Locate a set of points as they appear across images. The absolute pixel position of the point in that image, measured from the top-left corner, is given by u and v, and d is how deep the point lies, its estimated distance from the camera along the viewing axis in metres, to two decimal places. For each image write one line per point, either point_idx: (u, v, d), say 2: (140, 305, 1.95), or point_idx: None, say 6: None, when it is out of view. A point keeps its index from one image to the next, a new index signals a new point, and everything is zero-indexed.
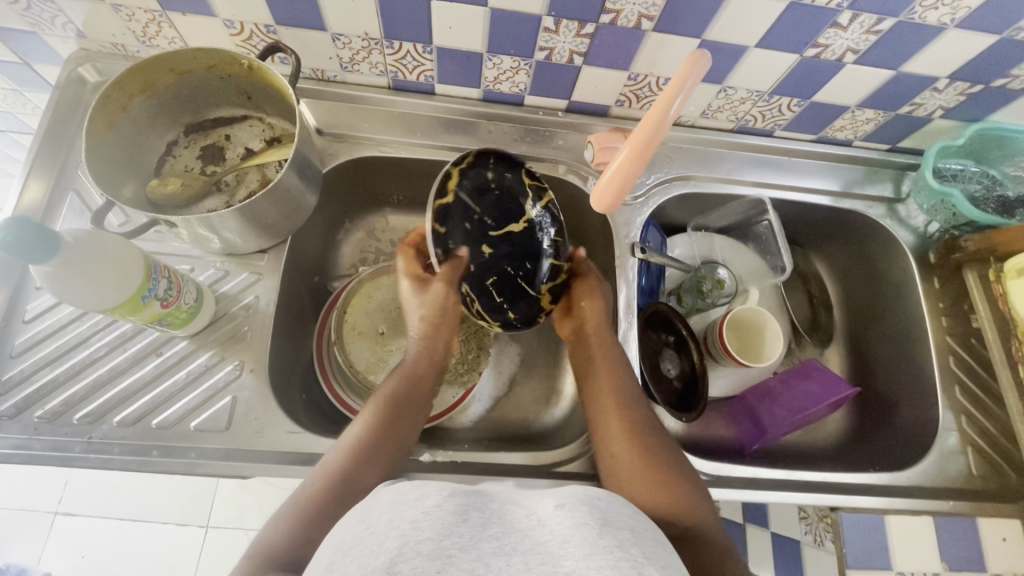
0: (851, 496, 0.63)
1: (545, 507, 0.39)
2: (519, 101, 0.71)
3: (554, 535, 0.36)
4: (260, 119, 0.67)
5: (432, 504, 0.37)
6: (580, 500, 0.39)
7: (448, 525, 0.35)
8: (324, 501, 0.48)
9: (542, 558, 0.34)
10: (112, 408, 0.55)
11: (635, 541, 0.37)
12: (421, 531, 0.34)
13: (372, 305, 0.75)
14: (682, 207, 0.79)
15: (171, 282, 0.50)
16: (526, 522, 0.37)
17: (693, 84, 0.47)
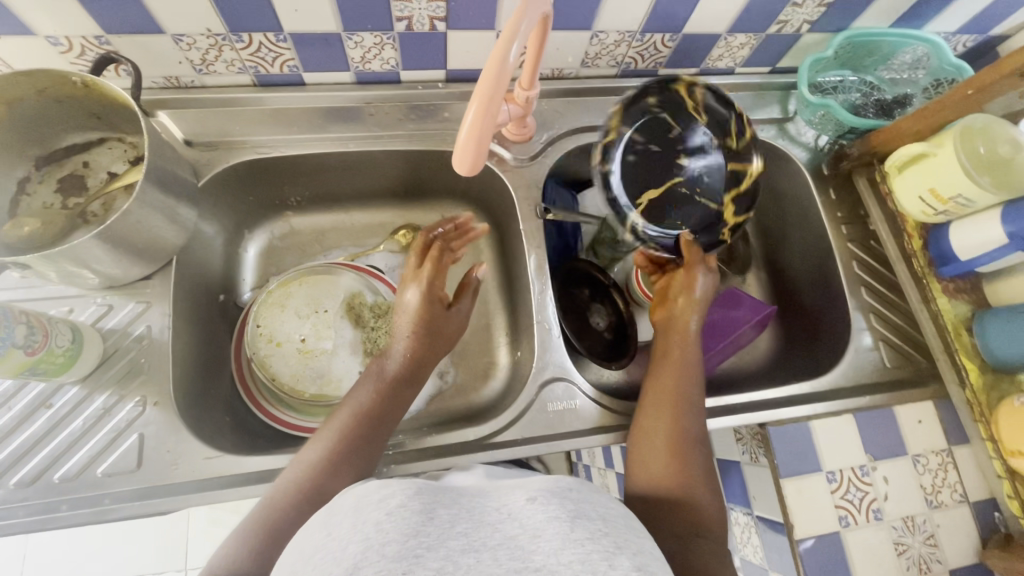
0: (774, 411, 0.66)
1: (516, 501, 0.40)
2: (395, 79, 0.68)
3: (525, 529, 0.37)
4: (120, 140, 0.63)
5: (396, 504, 0.37)
6: (552, 493, 0.40)
7: (414, 524, 0.36)
8: (288, 505, 0.48)
9: (513, 553, 0.35)
10: (6, 470, 0.52)
11: (607, 529, 0.39)
12: (386, 533, 0.35)
13: (286, 314, 0.72)
14: (583, 160, 0.78)
15: (32, 327, 0.46)
16: (497, 516, 0.39)
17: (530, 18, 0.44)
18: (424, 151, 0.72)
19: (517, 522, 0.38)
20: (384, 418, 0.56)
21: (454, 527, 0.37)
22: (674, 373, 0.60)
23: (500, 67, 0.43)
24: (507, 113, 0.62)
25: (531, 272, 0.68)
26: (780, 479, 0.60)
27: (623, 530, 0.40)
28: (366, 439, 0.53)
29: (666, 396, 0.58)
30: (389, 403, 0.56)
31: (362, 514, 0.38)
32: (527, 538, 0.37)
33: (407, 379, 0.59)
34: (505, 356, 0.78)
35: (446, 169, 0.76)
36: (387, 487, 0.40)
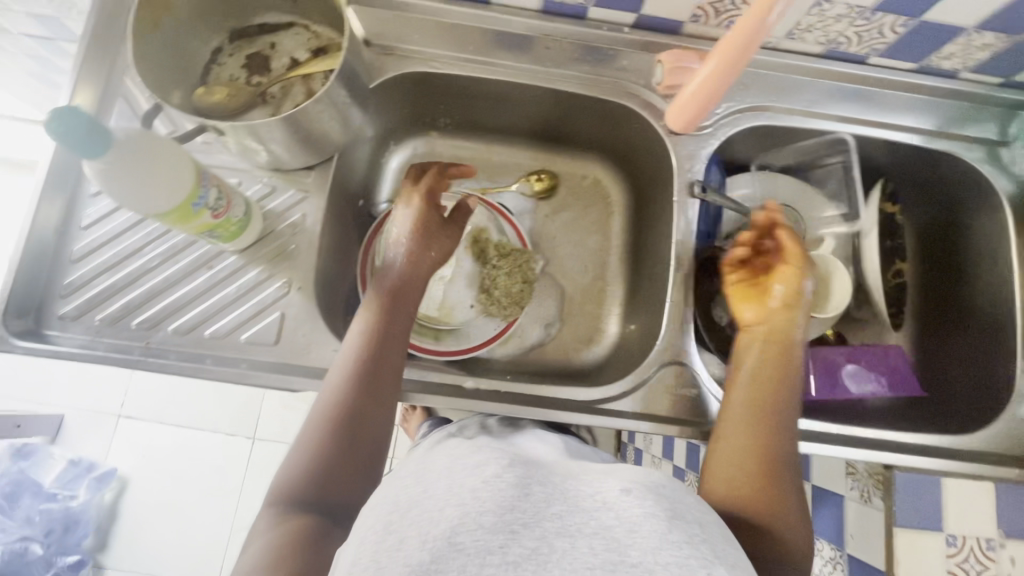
0: (901, 455, 0.61)
1: (611, 490, 0.38)
2: (582, 14, 0.64)
3: (621, 521, 0.35)
4: (306, 27, 0.63)
5: (493, 475, 0.37)
6: (648, 488, 0.38)
7: (511, 499, 0.36)
8: (329, 440, 0.50)
9: (608, 543, 0.34)
10: (168, 315, 0.57)
11: (704, 534, 0.36)
12: (483, 501, 0.35)
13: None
14: (751, 141, 0.72)
15: (221, 192, 0.49)
16: (592, 502, 0.37)
17: None
18: (592, 99, 0.68)
19: (611, 513, 0.36)
20: (390, 347, 0.55)
21: (548, 503, 0.36)
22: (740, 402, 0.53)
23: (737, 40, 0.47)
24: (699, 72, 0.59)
25: (678, 249, 0.65)
26: (895, 526, 0.57)
27: (717, 539, 0.37)
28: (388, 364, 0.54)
29: (746, 426, 0.52)
30: (400, 330, 0.56)
31: (457, 480, 0.37)
32: (623, 533, 0.34)
33: (395, 308, 0.56)
34: (614, 325, 0.77)
35: (605, 124, 0.72)
36: (483, 457, 0.39)
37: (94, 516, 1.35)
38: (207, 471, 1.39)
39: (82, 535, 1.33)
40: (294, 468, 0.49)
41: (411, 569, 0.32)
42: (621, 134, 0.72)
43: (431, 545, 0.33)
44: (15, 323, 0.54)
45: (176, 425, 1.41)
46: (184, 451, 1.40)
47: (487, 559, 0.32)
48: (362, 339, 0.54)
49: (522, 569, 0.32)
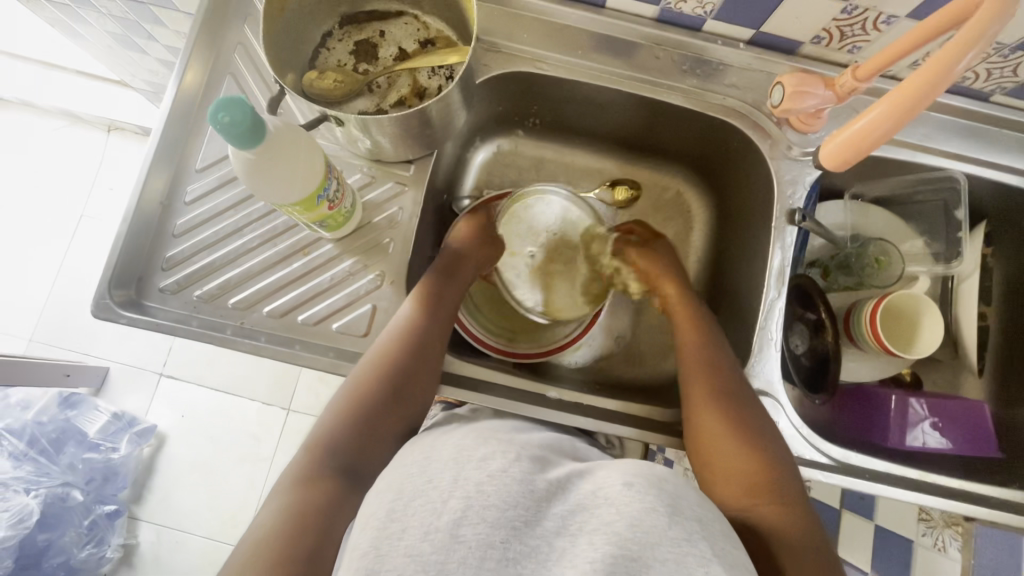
0: (990, 509, 0.59)
1: (612, 486, 0.40)
2: (698, 26, 0.62)
3: (622, 516, 0.37)
4: (416, 18, 0.63)
5: (497, 470, 0.40)
6: (649, 483, 0.40)
7: (516, 495, 0.38)
8: (352, 413, 0.50)
9: (615, 537, 0.36)
10: (263, 299, 0.57)
11: (704, 532, 0.38)
12: (487, 495, 0.38)
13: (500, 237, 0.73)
14: (852, 169, 0.70)
15: (338, 185, 0.49)
16: (593, 503, 0.40)
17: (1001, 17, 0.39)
18: (696, 114, 0.66)
19: (613, 510, 0.38)
20: (442, 334, 0.57)
21: (551, 504, 0.39)
22: (697, 394, 0.56)
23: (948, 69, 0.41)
24: (819, 100, 0.56)
25: (772, 274, 0.63)
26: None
27: (718, 537, 0.38)
28: (421, 348, 0.55)
29: (709, 417, 0.54)
30: (438, 316, 0.57)
31: (463, 471, 0.41)
32: (630, 528, 0.37)
33: (444, 297, 0.59)
34: None
35: (704, 139, 0.70)
36: (489, 453, 0.43)
37: (132, 468, 1.38)
38: (242, 436, 1.41)
39: (120, 486, 1.37)
40: (318, 437, 0.49)
41: (413, 559, 0.34)
42: (716, 150, 0.71)
43: (434, 536, 0.35)
44: (118, 294, 0.55)
45: (215, 389, 1.44)
46: (221, 414, 1.43)
47: (488, 552, 0.35)
48: (409, 327, 0.55)
49: (522, 565, 0.35)
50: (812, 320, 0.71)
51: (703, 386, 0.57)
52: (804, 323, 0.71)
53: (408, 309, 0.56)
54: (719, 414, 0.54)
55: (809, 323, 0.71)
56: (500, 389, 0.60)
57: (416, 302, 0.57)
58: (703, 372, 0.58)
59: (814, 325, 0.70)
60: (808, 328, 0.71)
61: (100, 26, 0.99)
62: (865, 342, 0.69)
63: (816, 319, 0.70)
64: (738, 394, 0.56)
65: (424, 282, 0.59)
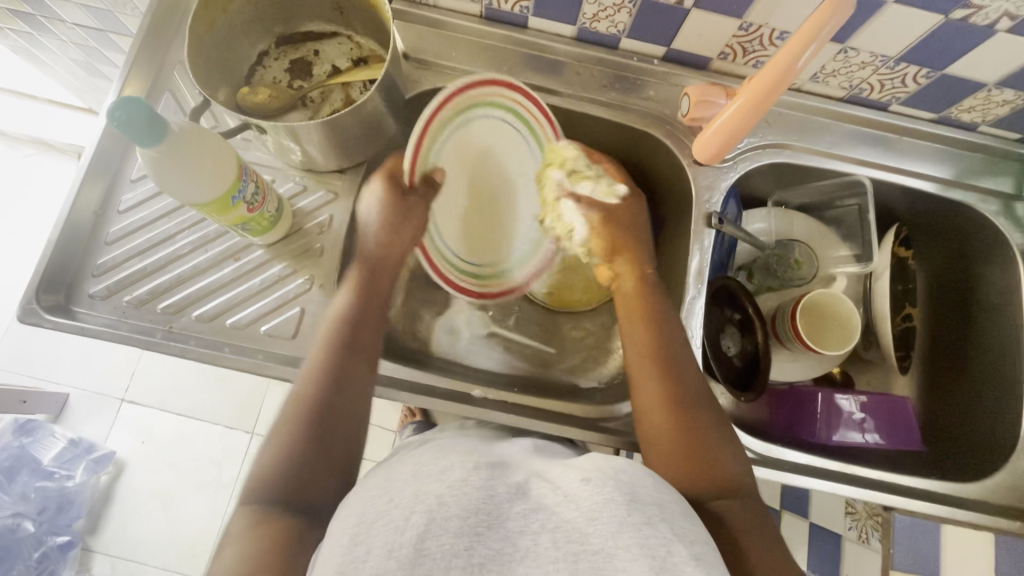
0: (908, 500, 0.61)
1: (572, 483, 0.40)
2: (614, 44, 0.67)
3: (583, 512, 0.37)
4: (349, 37, 0.66)
5: (458, 481, 0.39)
6: (606, 476, 0.39)
7: (476, 502, 0.37)
8: (301, 412, 0.47)
9: (568, 535, 0.36)
10: (192, 303, 0.59)
11: (665, 516, 0.38)
12: (450, 507, 0.36)
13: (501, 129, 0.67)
14: (771, 177, 0.74)
15: (258, 188, 0.51)
16: (552, 498, 0.39)
17: (830, 28, 0.46)
18: (619, 126, 0.70)
19: (573, 506, 0.37)
20: (376, 310, 0.55)
21: (511, 503, 0.38)
22: (638, 375, 0.54)
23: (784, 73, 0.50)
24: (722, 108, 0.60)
25: (691, 274, 0.66)
26: None
27: (679, 519, 0.38)
28: (354, 339, 0.52)
29: (651, 397, 0.53)
30: (374, 298, 0.55)
31: (423, 486, 0.39)
32: (583, 521, 0.36)
33: (379, 285, 0.56)
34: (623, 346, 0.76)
35: (627, 152, 0.74)
36: (446, 462, 0.42)
37: (88, 498, 1.34)
38: (204, 461, 1.38)
39: (74, 516, 1.32)
40: (277, 437, 0.46)
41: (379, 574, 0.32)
42: (642, 161, 0.74)
43: (397, 555, 0.33)
44: (45, 298, 0.56)
45: (177, 413, 1.41)
46: (182, 438, 1.40)
47: (452, 563, 0.33)
48: (338, 322, 0.53)
49: (487, 569, 0.34)
50: (739, 320, 0.73)
51: (647, 364, 0.54)
52: (734, 324, 0.73)
53: (339, 302, 0.54)
54: (661, 392, 0.52)
55: (738, 323, 0.73)
56: (426, 388, 0.61)
57: (348, 297, 0.54)
58: (651, 351, 0.55)
59: (742, 324, 0.72)
60: (738, 328, 0.73)
61: (63, 53, 1.02)
62: (790, 340, 0.72)
63: (743, 318, 0.72)
64: (679, 369, 0.54)
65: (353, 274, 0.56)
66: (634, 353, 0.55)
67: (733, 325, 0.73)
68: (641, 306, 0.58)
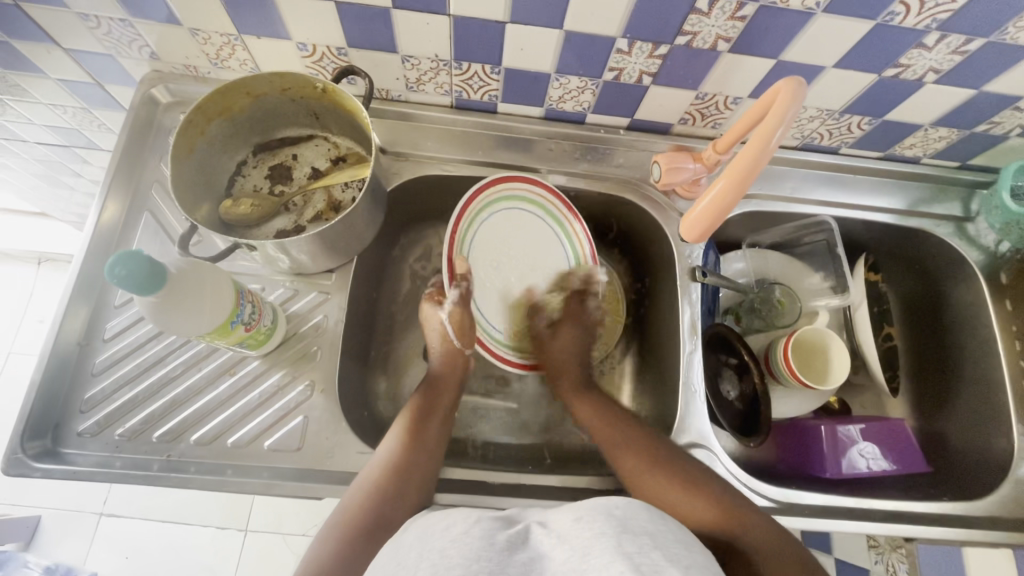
0: (926, 526, 0.62)
1: (564, 522, 0.42)
2: (581, 119, 0.70)
3: (575, 548, 0.39)
4: (326, 139, 0.67)
5: (458, 537, 0.41)
6: (597, 510, 0.41)
7: (477, 552, 0.39)
8: (358, 521, 0.50)
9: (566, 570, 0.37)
10: (190, 427, 0.57)
11: (656, 543, 0.39)
12: (451, 559, 0.38)
13: (516, 216, 0.73)
14: (743, 224, 0.77)
15: (254, 307, 0.51)
16: (548, 542, 0.41)
17: (791, 115, 0.47)
18: (594, 192, 0.73)
19: (564, 545, 0.39)
20: (428, 449, 0.57)
21: (513, 554, 0.39)
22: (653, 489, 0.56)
23: (758, 156, 0.50)
24: (693, 172, 0.63)
25: (685, 330, 0.68)
26: None
27: (672, 544, 0.40)
28: (405, 469, 0.54)
29: (683, 505, 0.54)
30: (422, 432, 0.58)
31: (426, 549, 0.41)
32: (578, 557, 0.38)
33: (428, 417, 0.60)
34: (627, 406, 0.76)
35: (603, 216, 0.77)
36: (449, 520, 0.44)
37: None
38: (195, 569, 1.29)
39: None
40: (329, 544, 0.49)
41: None
42: (621, 222, 0.77)
43: None
44: (31, 445, 0.53)
45: (161, 520, 1.33)
46: (169, 548, 1.30)
47: None
48: (390, 458, 0.55)
49: None
50: (737, 365, 0.74)
51: (644, 464, 0.57)
52: (732, 369, 0.74)
53: (388, 442, 0.56)
54: (667, 473, 0.57)
55: (736, 367, 0.74)
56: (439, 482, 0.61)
57: (397, 435, 0.57)
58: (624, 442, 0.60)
59: (740, 368, 0.73)
60: (737, 372, 0.74)
61: (24, 168, 1.01)
62: (784, 378, 0.73)
63: (739, 362, 0.73)
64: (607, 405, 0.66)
65: (411, 406, 0.61)
66: (619, 453, 0.60)
67: (732, 370, 0.74)
68: (611, 421, 0.63)
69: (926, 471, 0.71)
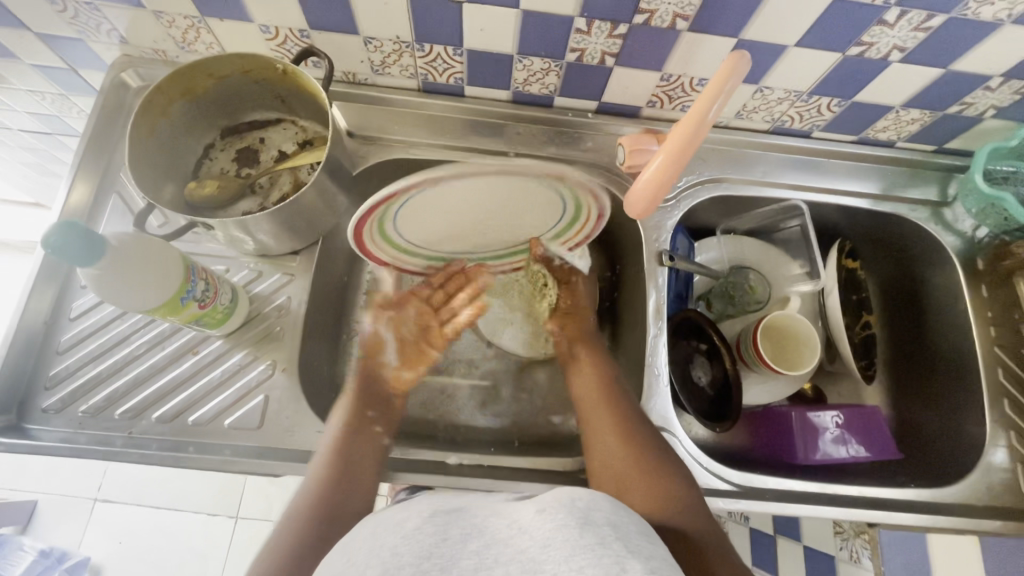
0: (891, 512, 0.61)
1: (527, 515, 0.40)
2: (549, 103, 0.70)
3: (535, 540, 0.37)
4: (293, 122, 0.68)
5: (411, 529, 0.38)
6: (558, 505, 0.40)
7: (428, 547, 0.37)
8: (313, 514, 0.49)
9: (525, 567, 0.35)
10: (151, 405, 0.58)
11: (618, 534, 0.38)
12: (402, 556, 0.36)
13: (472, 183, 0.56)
14: (715, 210, 0.77)
15: (208, 284, 0.51)
16: (505, 533, 0.39)
17: (732, 85, 0.47)
18: None
19: (526, 535, 0.37)
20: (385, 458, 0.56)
21: (464, 544, 0.38)
22: (597, 430, 0.57)
23: (697, 126, 0.49)
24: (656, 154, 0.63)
25: (651, 313, 0.68)
26: None
27: (635, 536, 0.39)
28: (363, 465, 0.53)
29: (612, 452, 0.54)
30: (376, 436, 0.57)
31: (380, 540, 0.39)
32: (536, 549, 0.36)
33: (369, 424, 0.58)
34: None
35: None
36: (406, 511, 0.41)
37: None
38: (186, 554, 1.31)
39: None
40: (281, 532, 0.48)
41: None
42: None
43: None
44: None
45: (154, 507, 1.34)
46: (162, 533, 1.32)
47: None
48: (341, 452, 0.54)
49: None
50: (707, 352, 0.73)
51: (604, 408, 0.59)
52: (703, 354, 0.74)
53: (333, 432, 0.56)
54: (622, 452, 0.54)
55: (707, 352, 0.73)
56: (401, 462, 0.61)
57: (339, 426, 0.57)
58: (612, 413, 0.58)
59: (711, 354, 0.73)
60: (707, 357, 0.73)
61: (14, 157, 1.02)
62: (754, 365, 0.73)
63: (710, 347, 0.73)
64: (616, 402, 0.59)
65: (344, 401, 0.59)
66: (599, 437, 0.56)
67: (701, 356, 0.74)
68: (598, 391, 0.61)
69: (898, 458, 0.70)
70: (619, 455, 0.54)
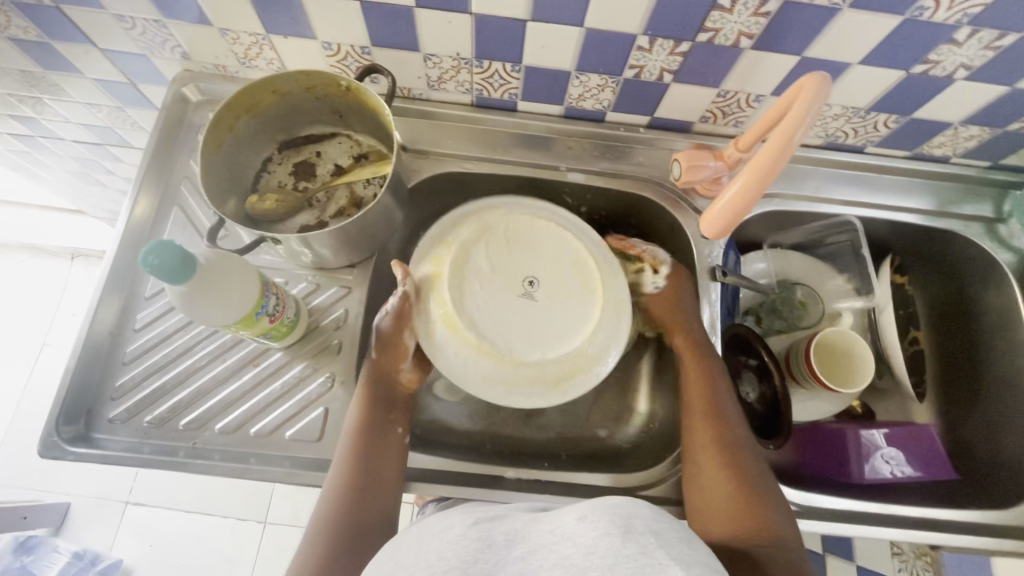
0: (951, 534, 0.61)
1: (568, 521, 0.39)
2: (600, 118, 0.70)
3: (579, 547, 0.36)
4: (349, 136, 0.69)
5: (454, 536, 0.39)
6: (601, 510, 0.39)
7: (473, 553, 0.37)
8: (336, 526, 0.50)
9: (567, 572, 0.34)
10: (215, 416, 0.58)
11: (661, 542, 0.37)
12: (447, 560, 0.36)
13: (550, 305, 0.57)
14: (764, 224, 0.76)
15: (278, 299, 0.52)
16: (550, 538, 0.38)
17: (818, 107, 0.47)
18: (611, 191, 0.73)
19: (569, 542, 0.37)
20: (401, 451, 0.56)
21: (509, 549, 0.38)
22: (699, 459, 0.56)
23: (781, 151, 0.49)
24: (714, 170, 0.63)
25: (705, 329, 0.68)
26: None
27: (675, 543, 0.37)
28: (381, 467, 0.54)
29: (719, 482, 0.54)
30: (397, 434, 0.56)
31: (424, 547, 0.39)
32: (581, 557, 0.35)
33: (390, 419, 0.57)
34: (644, 406, 0.76)
35: (621, 213, 0.76)
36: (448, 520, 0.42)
37: None
38: (215, 558, 1.32)
39: None
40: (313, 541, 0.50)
41: None
42: (639, 221, 0.77)
43: None
44: (66, 429, 0.55)
45: (184, 510, 1.36)
46: (192, 536, 1.34)
47: None
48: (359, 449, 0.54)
49: None
50: (758, 368, 0.72)
51: (707, 430, 0.58)
52: (753, 370, 0.73)
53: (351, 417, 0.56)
54: (722, 484, 0.54)
55: (757, 368, 0.73)
56: (456, 476, 0.61)
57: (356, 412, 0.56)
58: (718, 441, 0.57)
59: (761, 370, 0.72)
60: (758, 373, 0.72)
61: (60, 165, 1.04)
62: (805, 380, 0.72)
63: (760, 363, 0.72)
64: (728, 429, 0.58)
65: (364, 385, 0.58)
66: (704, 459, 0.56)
67: (752, 372, 0.73)
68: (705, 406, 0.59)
69: (953, 478, 0.69)
70: (720, 485, 0.54)
